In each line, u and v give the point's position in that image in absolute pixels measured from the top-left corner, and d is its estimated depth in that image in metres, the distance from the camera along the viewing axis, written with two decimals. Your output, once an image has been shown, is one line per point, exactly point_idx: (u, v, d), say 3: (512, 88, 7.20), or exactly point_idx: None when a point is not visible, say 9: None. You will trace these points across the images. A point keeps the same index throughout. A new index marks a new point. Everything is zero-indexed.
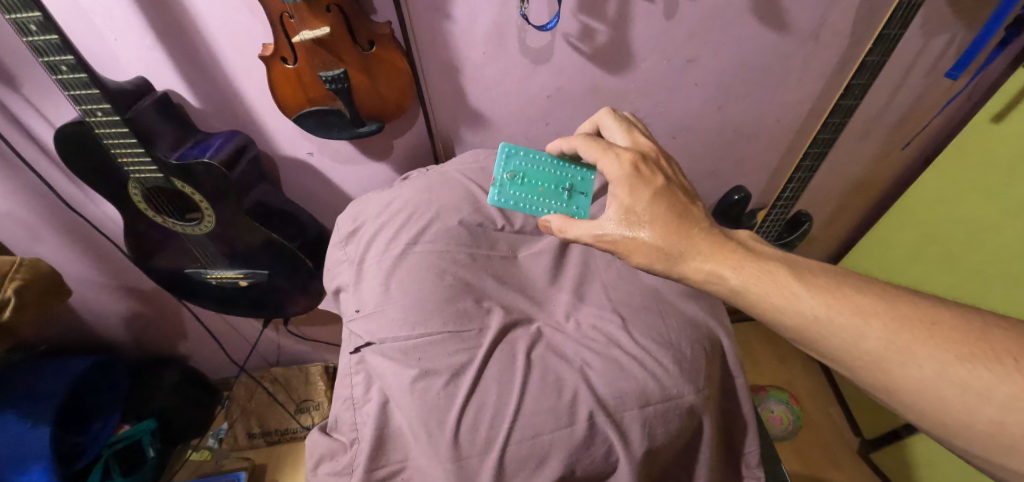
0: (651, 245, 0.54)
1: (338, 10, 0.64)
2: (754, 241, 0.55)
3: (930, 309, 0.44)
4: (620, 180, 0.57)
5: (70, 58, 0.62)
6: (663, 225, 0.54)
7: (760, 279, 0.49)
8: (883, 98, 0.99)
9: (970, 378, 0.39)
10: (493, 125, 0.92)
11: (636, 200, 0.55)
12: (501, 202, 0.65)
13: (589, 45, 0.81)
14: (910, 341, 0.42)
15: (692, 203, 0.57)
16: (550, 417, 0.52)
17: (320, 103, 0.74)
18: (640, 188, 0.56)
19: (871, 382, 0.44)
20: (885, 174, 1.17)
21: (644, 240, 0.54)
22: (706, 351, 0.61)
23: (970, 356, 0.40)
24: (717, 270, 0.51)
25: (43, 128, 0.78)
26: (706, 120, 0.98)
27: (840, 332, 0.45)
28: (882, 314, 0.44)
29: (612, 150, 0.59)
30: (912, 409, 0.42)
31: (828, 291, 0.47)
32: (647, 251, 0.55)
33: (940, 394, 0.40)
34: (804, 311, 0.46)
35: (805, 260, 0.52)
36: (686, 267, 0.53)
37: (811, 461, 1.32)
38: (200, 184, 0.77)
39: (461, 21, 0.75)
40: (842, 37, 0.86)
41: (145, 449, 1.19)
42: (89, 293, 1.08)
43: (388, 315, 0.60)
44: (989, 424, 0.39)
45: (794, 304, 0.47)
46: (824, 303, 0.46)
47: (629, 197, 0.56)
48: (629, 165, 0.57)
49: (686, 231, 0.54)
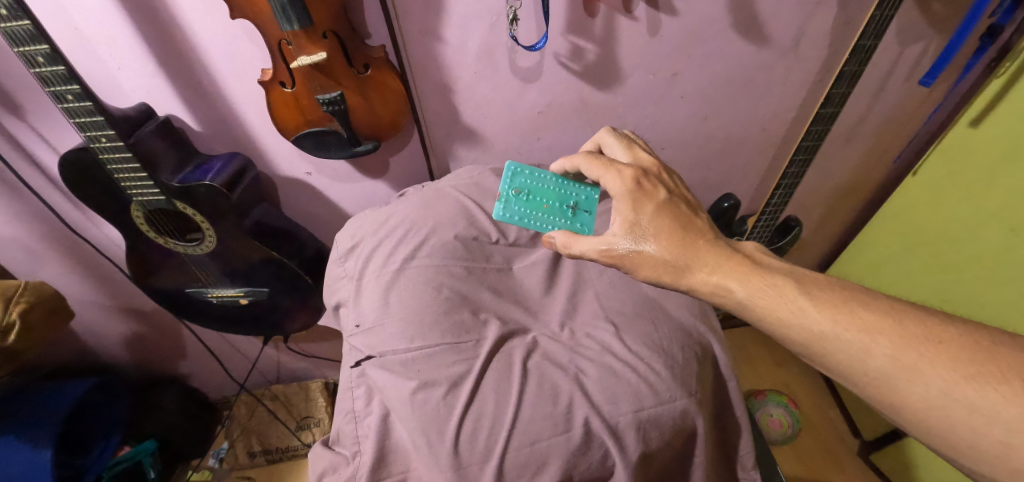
0: (658, 258, 0.57)
1: (334, 36, 0.67)
2: (760, 253, 0.57)
3: (938, 327, 0.45)
4: (625, 197, 0.59)
5: (76, 87, 0.64)
6: (668, 240, 0.57)
7: (766, 293, 0.51)
8: (864, 105, 1.02)
9: (978, 397, 0.41)
10: (487, 142, 0.94)
11: (641, 214, 0.58)
12: (507, 217, 0.68)
13: (578, 63, 0.85)
14: (917, 359, 0.44)
15: (695, 215, 0.60)
16: (548, 424, 0.53)
17: (317, 124, 0.76)
18: (643, 203, 0.59)
19: (877, 397, 0.46)
20: (870, 178, 1.20)
21: (651, 253, 0.57)
22: (697, 355, 0.62)
23: (978, 375, 0.41)
24: (723, 283, 0.53)
25: (48, 153, 0.80)
26: (694, 131, 1.00)
27: (847, 348, 0.46)
28: (890, 331, 0.46)
29: (615, 166, 0.62)
30: (919, 425, 0.44)
31: (834, 307, 0.48)
32: (654, 264, 0.57)
33: (946, 412, 0.42)
34: (811, 327, 0.48)
35: (812, 274, 0.54)
36: (692, 279, 0.55)
37: (812, 464, 1.33)
38: (200, 206, 0.79)
39: (453, 44, 0.78)
40: (820, 48, 0.90)
41: (145, 470, 1.20)
42: (90, 316, 1.09)
43: (390, 330, 0.61)
44: (997, 444, 0.40)
45: (801, 318, 0.49)
46: (831, 318, 0.48)
47: (633, 212, 0.58)
48: (631, 181, 0.60)
49: (693, 245, 0.56)
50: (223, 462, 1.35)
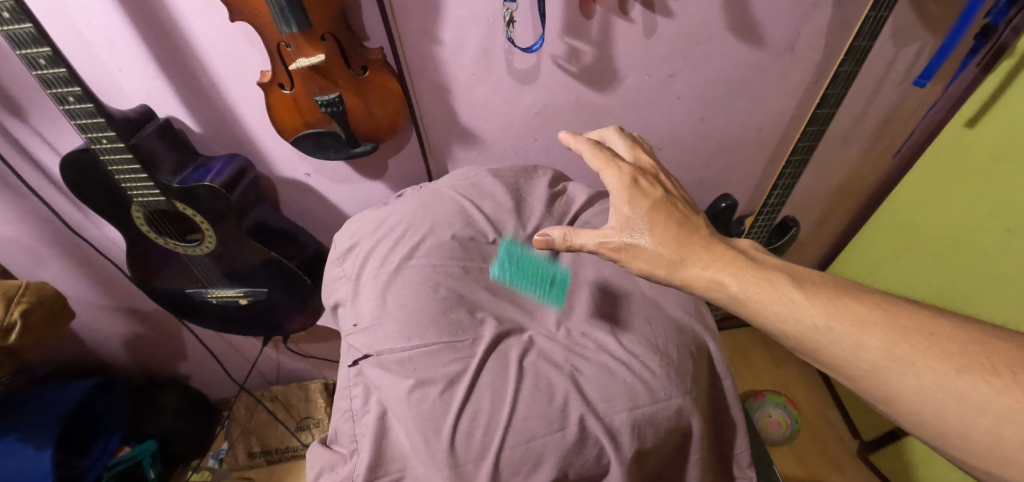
0: (652, 252, 0.57)
1: (333, 39, 0.67)
2: (756, 250, 0.58)
3: (930, 320, 0.46)
4: (622, 191, 0.59)
5: (77, 89, 0.65)
6: (663, 235, 0.57)
7: (760, 287, 0.51)
8: (860, 106, 1.03)
9: (969, 390, 0.41)
10: (484, 143, 0.95)
11: (636, 209, 0.58)
12: None
13: (575, 64, 0.85)
14: (909, 352, 0.44)
15: (692, 214, 0.60)
16: (543, 422, 0.54)
17: (316, 126, 0.77)
18: (640, 199, 0.59)
19: (869, 390, 0.46)
20: (867, 179, 1.20)
21: (646, 248, 0.57)
22: (692, 353, 0.62)
23: (969, 367, 0.42)
24: (717, 277, 0.53)
25: (49, 155, 0.81)
26: (691, 132, 1.01)
27: (840, 341, 0.47)
28: (882, 324, 0.46)
29: (616, 163, 0.61)
30: (910, 418, 0.44)
31: (827, 300, 0.49)
32: (648, 258, 0.57)
33: (937, 404, 0.42)
34: (805, 320, 0.48)
35: (806, 270, 0.54)
36: (687, 273, 0.55)
37: (811, 465, 1.33)
38: (200, 207, 0.80)
39: (450, 45, 0.79)
40: (816, 49, 0.90)
41: (145, 471, 1.21)
42: (91, 316, 1.10)
43: (387, 329, 0.62)
44: (987, 435, 0.40)
45: (794, 311, 0.49)
46: (824, 311, 0.48)
47: (630, 207, 0.59)
48: (630, 177, 0.60)
49: (688, 240, 0.57)
50: (223, 462, 1.35)
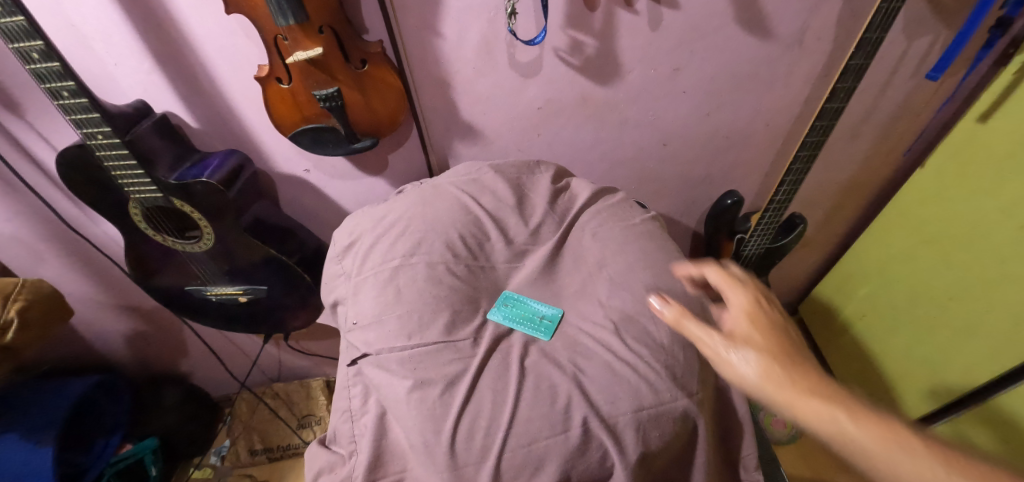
0: (759, 369, 0.47)
1: (331, 31, 0.66)
2: None
3: None
4: (745, 311, 0.53)
5: (71, 84, 0.63)
6: (775, 351, 0.49)
7: (868, 419, 0.43)
8: (869, 100, 1.01)
9: None
10: (485, 138, 0.93)
11: (756, 328, 0.51)
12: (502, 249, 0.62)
13: (579, 58, 0.84)
14: None
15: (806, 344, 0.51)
16: (546, 424, 0.52)
17: (315, 121, 0.76)
18: (762, 318, 0.52)
19: None
20: (875, 175, 1.18)
21: (755, 361, 0.48)
22: (698, 354, 0.59)
23: None
24: (828, 407, 0.44)
25: (45, 151, 0.80)
26: (696, 127, 0.99)
27: None
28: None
29: (740, 281, 0.56)
30: None
31: (940, 451, 0.41)
32: (757, 377, 0.47)
33: None
34: (863, 449, 0.42)
35: None
36: (795, 397, 0.45)
37: (816, 465, 1.32)
38: (198, 203, 0.78)
39: (450, 39, 0.77)
40: (825, 42, 0.88)
41: (147, 468, 1.20)
42: (91, 313, 1.09)
43: (386, 327, 0.61)
44: None
45: (851, 436, 0.43)
46: (912, 453, 0.41)
47: (751, 326, 0.51)
48: (756, 300, 0.54)
49: (801, 364, 0.48)
50: (224, 459, 1.35)
